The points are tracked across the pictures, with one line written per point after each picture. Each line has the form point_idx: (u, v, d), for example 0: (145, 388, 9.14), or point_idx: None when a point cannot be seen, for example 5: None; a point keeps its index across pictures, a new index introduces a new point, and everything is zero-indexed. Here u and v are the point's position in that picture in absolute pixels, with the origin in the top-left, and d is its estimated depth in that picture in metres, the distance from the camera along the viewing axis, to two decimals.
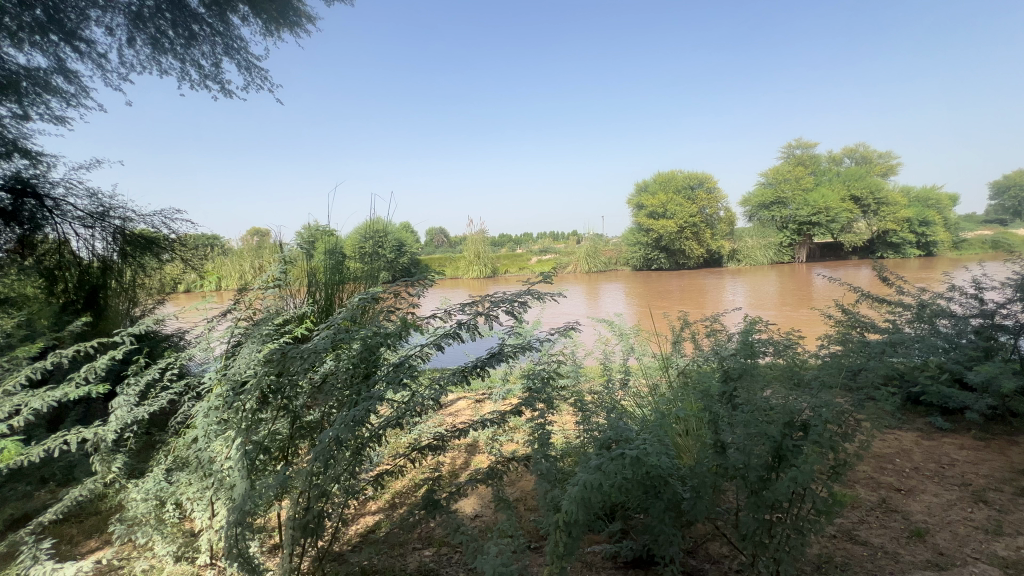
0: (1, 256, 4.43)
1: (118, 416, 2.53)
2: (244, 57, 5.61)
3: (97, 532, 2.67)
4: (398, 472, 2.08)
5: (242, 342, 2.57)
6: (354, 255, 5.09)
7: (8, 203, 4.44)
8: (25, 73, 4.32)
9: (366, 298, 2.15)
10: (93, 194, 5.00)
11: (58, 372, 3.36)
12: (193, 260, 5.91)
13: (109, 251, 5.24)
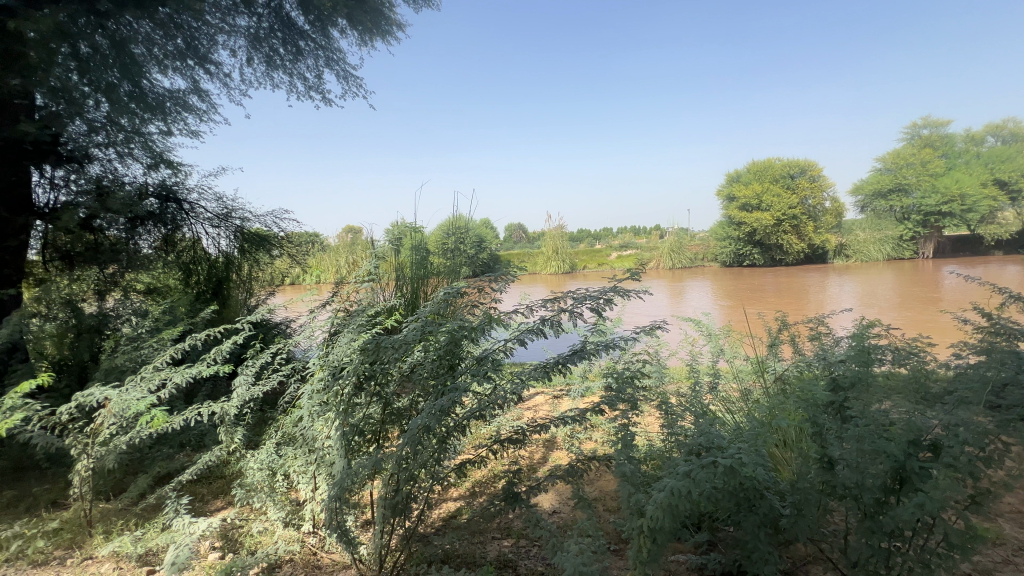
0: (151, 253, 5.27)
1: (239, 394, 2.86)
2: (343, 68, 6.08)
3: (223, 492, 3.06)
4: (480, 462, 2.14)
5: (340, 331, 2.79)
6: (437, 251, 5.32)
7: (156, 207, 5.22)
8: (168, 94, 5.21)
9: (452, 291, 2.24)
10: (219, 198, 5.71)
11: (193, 353, 3.87)
12: (298, 255, 6.51)
13: (231, 248, 5.94)
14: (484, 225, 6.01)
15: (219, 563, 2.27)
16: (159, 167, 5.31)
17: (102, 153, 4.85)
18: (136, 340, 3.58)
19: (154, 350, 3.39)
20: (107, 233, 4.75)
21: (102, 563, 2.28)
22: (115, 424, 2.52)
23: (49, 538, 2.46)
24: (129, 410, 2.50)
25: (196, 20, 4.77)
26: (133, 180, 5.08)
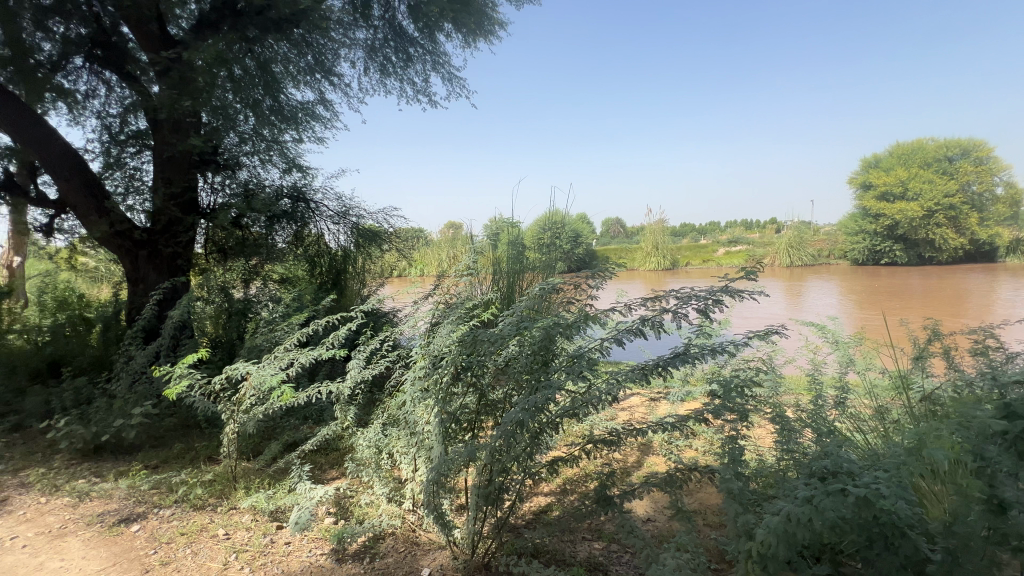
0: (284, 247, 6.00)
1: (352, 375, 3.16)
2: (448, 70, 6.35)
3: (338, 464, 3.37)
4: (573, 461, 2.11)
5: (440, 322, 2.94)
6: (533, 246, 5.38)
7: (288, 206, 5.90)
8: (301, 106, 5.88)
9: (547, 287, 2.23)
10: (340, 197, 6.32)
11: (316, 336, 4.33)
12: (405, 249, 6.96)
13: (349, 243, 6.48)
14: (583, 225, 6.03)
15: (333, 527, 2.51)
16: (292, 171, 5.95)
17: (249, 160, 5.71)
18: (272, 324, 4.12)
19: (285, 333, 3.85)
20: (251, 230, 5.65)
21: (242, 513, 2.65)
22: (254, 395, 2.90)
23: (205, 486, 2.92)
24: (265, 384, 2.85)
25: (323, 37, 5.37)
26: (272, 183, 5.83)
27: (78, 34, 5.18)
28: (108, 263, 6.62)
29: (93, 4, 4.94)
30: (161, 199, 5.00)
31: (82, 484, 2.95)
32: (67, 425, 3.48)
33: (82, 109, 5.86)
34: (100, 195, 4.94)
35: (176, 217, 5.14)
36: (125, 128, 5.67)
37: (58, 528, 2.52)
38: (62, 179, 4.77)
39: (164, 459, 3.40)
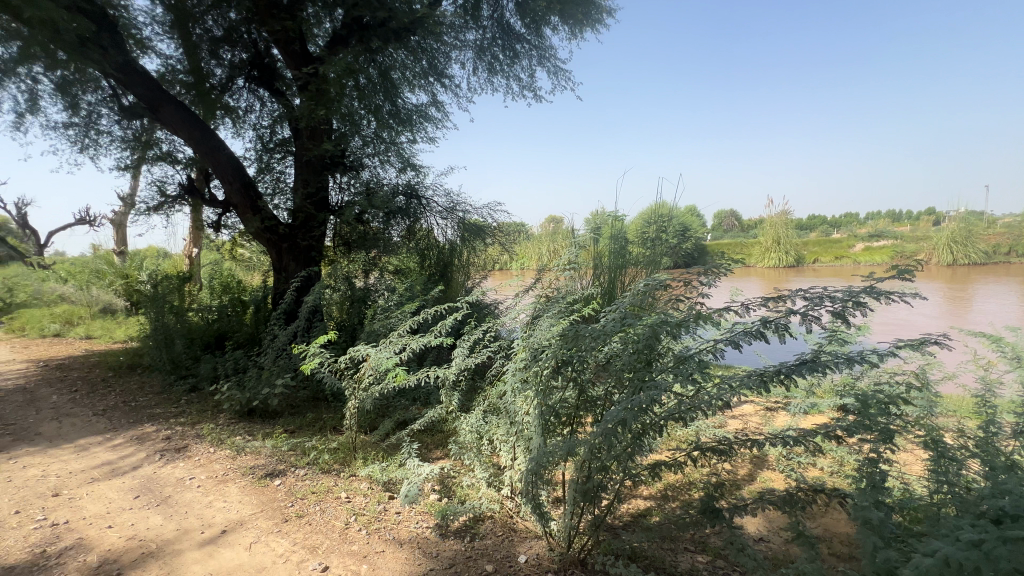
0: (399, 240, 6.49)
1: (457, 362, 3.33)
2: (554, 63, 6.36)
3: (442, 445, 3.58)
4: (677, 466, 2.01)
5: (541, 314, 2.97)
6: (636, 240, 5.16)
7: (403, 202, 6.37)
8: (415, 109, 6.31)
9: (652, 282, 2.20)
10: (448, 194, 6.68)
11: (425, 324, 4.64)
12: (508, 244, 7.15)
13: (455, 237, 6.81)
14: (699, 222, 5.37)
15: (437, 503, 2.68)
16: (407, 170, 6.41)
17: (370, 161, 6.27)
18: (388, 311, 4.50)
19: (398, 320, 4.18)
20: (371, 224, 6.22)
21: (361, 481, 2.94)
22: (372, 375, 3.19)
23: (331, 453, 3.29)
24: (382, 366, 3.12)
25: (436, 41, 5.70)
26: (390, 182, 6.33)
27: (240, 58, 6.24)
28: (259, 254, 7.73)
29: (251, 31, 5.99)
30: (300, 198, 5.71)
31: (239, 441, 3.50)
32: (229, 390, 4.16)
33: (242, 123, 6.90)
34: (254, 196, 5.77)
35: (311, 214, 5.83)
36: (273, 137, 6.57)
37: (222, 475, 3.03)
38: (227, 183, 5.66)
39: (299, 426, 3.90)
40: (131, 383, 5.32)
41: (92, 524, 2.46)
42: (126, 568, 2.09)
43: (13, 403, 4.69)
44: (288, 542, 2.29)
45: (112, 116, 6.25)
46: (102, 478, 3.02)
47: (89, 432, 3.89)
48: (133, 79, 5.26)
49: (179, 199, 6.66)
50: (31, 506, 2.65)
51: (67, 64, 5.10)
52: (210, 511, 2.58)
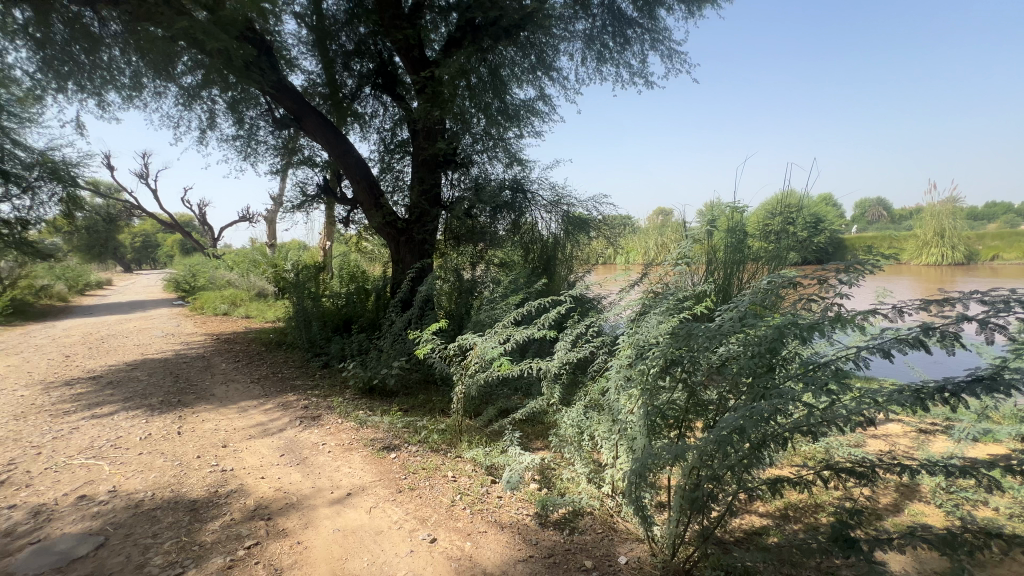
0: (504, 234, 6.67)
1: (559, 356, 3.35)
2: (668, 45, 6.01)
3: (542, 436, 3.62)
4: (802, 485, 1.81)
5: (648, 311, 2.85)
6: (757, 233, 4.72)
7: (509, 197, 6.53)
8: (523, 104, 6.43)
9: (778, 280, 2.00)
10: (553, 188, 6.70)
11: (528, 317, 4.72)
12: (613, 237, 6.97)
13: (559, 230, 6.80)
14: (838, 214, 4.63)
15: (538, 492, 2.72)
16: (513, 165, 6.56)
17: (479, 158, 6.53)
18: (493, 303, 4.66)
19: (503, 311, 4.30)
20: (479, 218, 6.51)
21: (466, 462, 3.10)
22: (479, 363, 3.33)
23: (440, 433, 3.52)
24: (489, 355, 3.24)
25: (545, 35, 5.72)
26: (497, 177, 6.53)
27: (367, 68, 6.87)
28: (380, 247, 8.48)
29: (377, 42, 6.59)
30: (416, 194, 6.14)
31: (362, 415, 3.89)
32: (354, 368, 4.64)
33: (369, 128, 7.59)
34: (377, 193, 6.34)
35: (425, 209, 6.26)
36: (394, 139, 7.14)
37: (348, 443, 3.40)
38: (355, 182, 6.28)
39: (412, 405, 4.23)
40: (278, 357, 6.21)
41: (250, 473, 2.93)
42: (274, 515, 2.45)
43: (196, 368, 5.74)
44: (402, 511, 2.50)
45: (268, 128, 7.28)
46: (257, 436, 3.57)
47: (248, 397, 4.62)
48: (283, 95, 6.06)
49: (317, 198, 7.55)
50: (208, 453, 3.24)
51: (236, 85, 6.04)
52: (339, 474, 2.92)
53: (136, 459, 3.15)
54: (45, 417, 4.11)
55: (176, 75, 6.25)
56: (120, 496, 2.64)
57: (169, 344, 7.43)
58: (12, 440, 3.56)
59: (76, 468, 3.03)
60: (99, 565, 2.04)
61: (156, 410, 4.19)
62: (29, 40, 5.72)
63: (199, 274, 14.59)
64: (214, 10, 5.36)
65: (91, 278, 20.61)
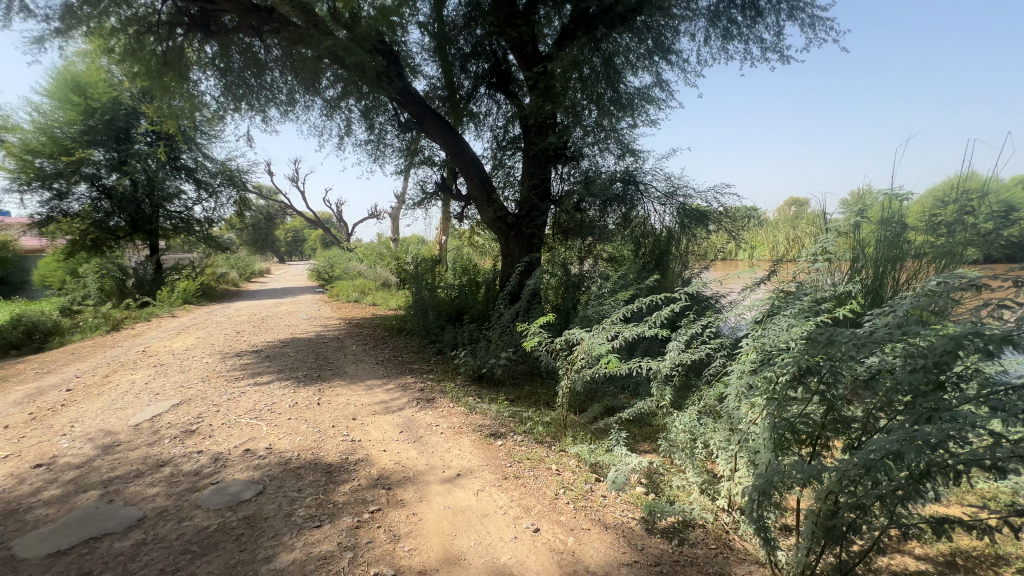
0: (614, 228, 6.51)
1: (671, 356, 3.18)
2: (811, 12, 5.31)
3: (650, 438, 3.46)
4: (979, 530, 1.49)
5: (776, 312, 2.57)
6: (919, 225, 4.03)
7: (621, 189, 6.30)
8: (638, 92, 6.28)
9: (952, 282, 1.66)
10: (669, 178, 6.37)
11: (639, 314, 4.54)
12: (735, 231, 6.41)
13: (674, 223, 6.44)
14: None
15: (645, 497, 2.60)
16: (625, 156, 6.35)
17: (590, 150, 6.46)
18: (602, 298, 4.57)
19: (611, 307, 4.19)
20: (588, 212, 6.40)
21: (570, 457, 3.09)
22: (585, 359, 3.29)
23: (545, 426, 3.54)
24: (597, 352, 3.18)
25: (664, 17, 5.46)
26: (608, 169, 6.38)
27: (483, 68, 7.12)
28: (491, 242, 8.80)
29: (492, 42, 6.80)
30: (526, 189, 6.26)
31: (471, 401, 4.09)
32: (465, 356, 4.89)
33: (483, 126, 7.89)
34: (489, 189, 6.57)
35: (535, 204, 6.35)
36: (506, 135, 7.34)
37: (459, 427, 3.60)
38: (469, 179, 6.57)
39: (518, 396, 4.33)
40: (399, 342, 6.78)
41: (374, 445, 3.24)
42: (394, 485, 2.69)
43: (332, 348, 6.53)
44: (507, 497, 2.57)
45: (394, 132, 7.94)
46: (381, 412, 3.95)
47: (374, 376, 5.13)
48: (408, 100, 6.55)
49: (435, 195, 8.08)
50: (341, 424, 3.66)
51: (369, 95, 6.69)
52: (449, 455, 3.10)
53: (286, 423, 3.67)
54: (223, 381, 4.99)
55: (321, 90, 7.10)
56: (274, 453, 3.10)
57: (312, 326, 8.54)
58: (200, 398, 4.40)
59: (243, 426, 3.63)
60: (259, 508, 2.42)
61: (301, 382, 4.84)
62: (215, 70, 6.94)
63: (336, 265, 16.53)
64: (353, 30, 6.04)
65: (256, 267, 24.50)
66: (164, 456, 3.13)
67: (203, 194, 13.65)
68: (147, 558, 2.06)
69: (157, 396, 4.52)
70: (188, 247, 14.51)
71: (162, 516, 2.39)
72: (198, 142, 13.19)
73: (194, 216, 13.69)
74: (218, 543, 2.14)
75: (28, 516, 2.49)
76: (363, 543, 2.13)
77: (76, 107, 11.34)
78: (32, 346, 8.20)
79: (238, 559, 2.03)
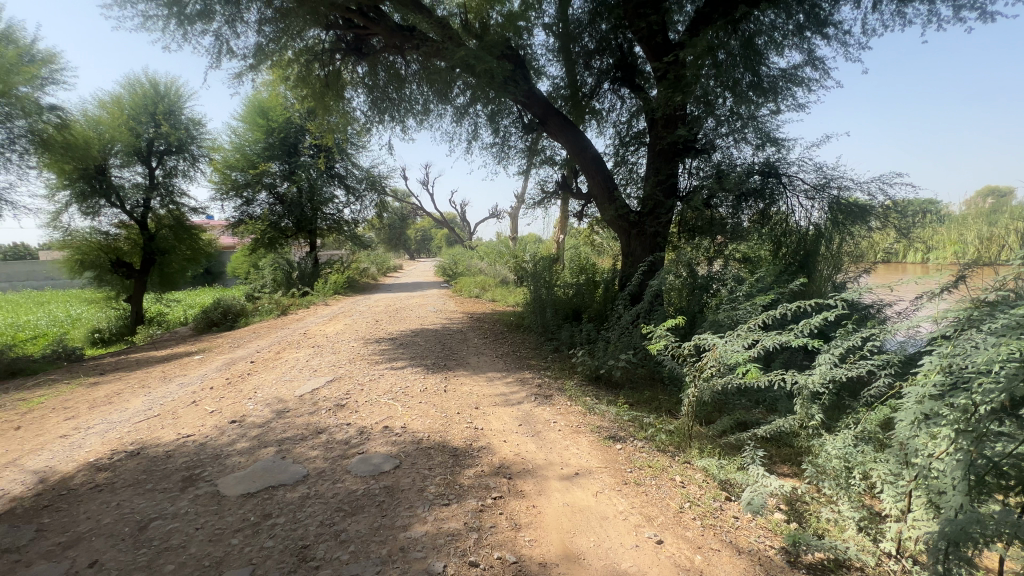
0: (749, 224, 5.96)
1: (822, 371, 2.79)
2: None
3: (791, 461, 3.08)
4: None
5: (970, 326, 2.12)
6: None
7: (759, 183, 5.76)
8: (782, 74, 5.81)
9: None
10: (819, 168, 5.65)
11: (779, 322, 4.07)
12: (906, 229, 5.44)
13: (823, 219, 5.70)
14: None
15: (786, 526, 2.31)
16: (765, 146, 5.76)
17: (724, 142, 5.95)
18: (736, 302, 4.20)
19: (747, 312, 3.82)
20: (718, 209, 5.92)
21: (696, 470, 2.89)
22: (717, 367, 3.04)
23: (667, 434, 3.36)
24: (732, 358, 2.92)
25: None
26: (744, 161, 5.86)
27: (607, 64, 7.03)
28: (610, 241, 8.62)
29: (617, 36, 6.70)
30: (651, 186, 5.98)
31: (589, 401, 4.06)
32: (583, 355, 4.86)
33: (605, 123, 7.77)
34: (611, 187, 6.44)
35: (659, 201, 6.04)
36: (630, 130, 7.13)
37: (577, 426, 3.59)
38: (591, 178, 6.50)
39: (637, 400, 4.18)
40: (517, 338, 6.98)
41: (495, 435, 3.39)
42: (514, 475, 2.79)
43: (456, 340, 6.96)
44: (627, 503, 2.50)
45: (517, 133, 8.19)
46: (501, 404, 4.12)
47: (494, 368, 5.37)
48: (532, 102, 6.68)
49: (555, 194, 8.17)
50: (465, 411, 3.89)
51: (496, 99, 6.99)
52: (568, 453, 3.11)
53: (417, 405, 4.02)
54: (366, 363, 5.63)
55: (452, 98, 7.60)
56: (408, 432, 3.41)
57: (438, 318, 9.20)
58: (348, 377, 5.03)
59: (382, 405, 4.06)
60: (396, 480, 2.69)
61: (430, 369, 5.26)
62: (365, 88, 7.84)
63: (459, 262, 17.61)
64: (483, 39, 6.38)
65: (391, 262, 27.19)
66: (322, 425, 3.63)
67: (352, 199, 15.53)
68: (310, 510, 2.41)
69: (315, 372, 5.27)
70: (338, 245, 16.64)
71: (321, 476, 2.78)
72: (349, 153, 15.07)
73: (344, 218, 15.64)
74: (364, 506, 2.42)
75: (228, 461, 3.09)
76: (486, 527, 2.24)
77: (261, 128, 13.79)
78: (227, 324, 10.13)
79: (380, 522, 2.28)
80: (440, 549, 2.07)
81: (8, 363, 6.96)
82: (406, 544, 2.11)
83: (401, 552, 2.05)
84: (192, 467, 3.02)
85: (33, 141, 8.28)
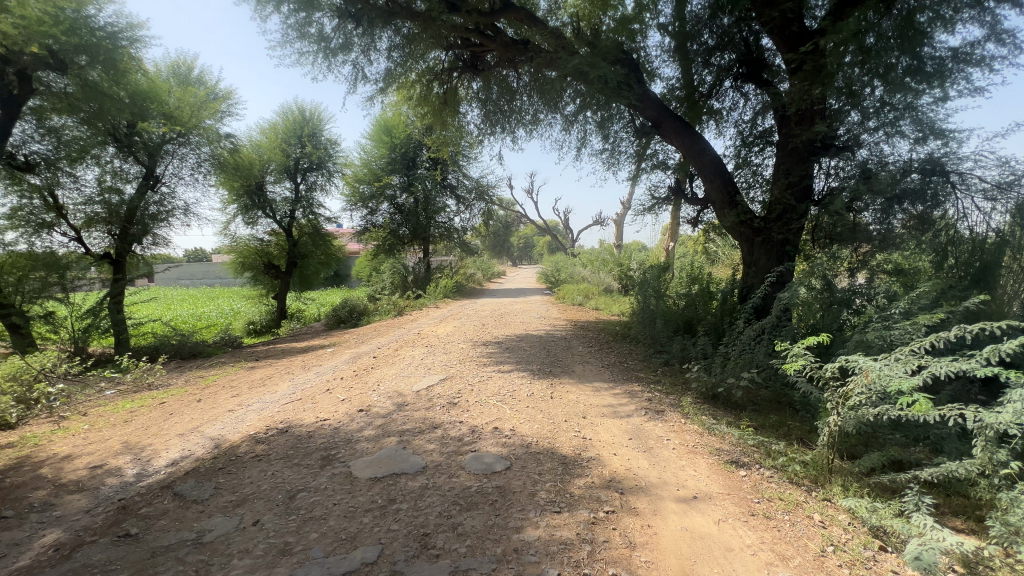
0: (904, 231, 5.14)
1: (1015, 410, 2.28)
2: None
3: (967, 514, 2.58)
4: None
5: None
6: None
7: (919, 183, 4.95)
8: (951, 55, 4.96)
9: None
10: (1004, 163, 4.70)
11: (948, 346, 3.44)
12: None
13: (1009, 225, 4.71)
14: None
15: None
16: (928, 140, 4.93)
17: (871, 137, 5.22)
18: (889, 320, 3.63)
19: (906, 333, 3.28)
20: (864, 214, 5.20)
21: (839, 511, 2.54)
22: (869, 394, 2.63)
23: (802, 465, 3.01)
24: (888, 385, 2.52)
25: None
26: (899, 158, 5.08)
27: (729, 59, 6.58)
28: (728, 249, 8.00)
29: (742, 28, 6.24)
30: (781, 188, 5.43)
31: (707, 421, 3.78)
32: (699, 371, 4.55)
33: (725, 122, 7.26)
34: (732, 191, 5.99)
35: (791, 205, 5.47)
36: (754, 129, 6.58)
37: (693, 446, 3.36)
38: (709, 182, 6.10)
39: (763, 424, 3.80)
40: (623, 349, 6.75)
41: (604, 447, 3.31)
42: (627, 491, 2.69)
43: (561, 347, 6.95)
44: (755, 537, 2.28)
45: (628, 139, 8.00)
46: (608, 415, 4.02)
47: (600, 378, 5.26)
48: (646, 105, 6.45)
49: (667, 199, 7.81)
50: (572, 420, 3.86)
51: (607, 105, 6.89)
52: (685, 474, 2.92)
53: (525, 410, 4.08)
54: (475, 364, 5.88)
55: (562, 106, 7.67)
56: (517, 435, 3.48)
57: (542, 324, 9.28)
58: (459, 376, 5.29)
59: (492, 406, 4.19)
60: (507, 482, 2.74)
61: (536, 374, 5.32)
62: (479, 102, 8.24)
63: (562, 270, 17.62)
64: (596, 45, 6.33)
65: (495, 268, 28.14)
66: (437, 421, 3.85)
67: (461, 208, 16.42)
68: (430, 500, 2.56)
69: (429, 370, 5.62)
70: (448, 251, 17.63)
71: (439, 469, 2.94)
72: (461, 164, 15.96)
73: (454, 225, 16.52)
74: (478, 503, 2.51)
75: (358, 446, 3.41)
76: (599, 541, 2.19)
77: (386, 144, 15.20)
78: (352, 321, 11.27)
79: (494, 520, 2.35)
80: (554, 556, 2.07)
81: (190, 346, 8.46)
82: (519, 546, 2.14)
83: (515, 553, 2.09)
84: (329, 449, 3.38)
85: (213, 163, 10.04)
